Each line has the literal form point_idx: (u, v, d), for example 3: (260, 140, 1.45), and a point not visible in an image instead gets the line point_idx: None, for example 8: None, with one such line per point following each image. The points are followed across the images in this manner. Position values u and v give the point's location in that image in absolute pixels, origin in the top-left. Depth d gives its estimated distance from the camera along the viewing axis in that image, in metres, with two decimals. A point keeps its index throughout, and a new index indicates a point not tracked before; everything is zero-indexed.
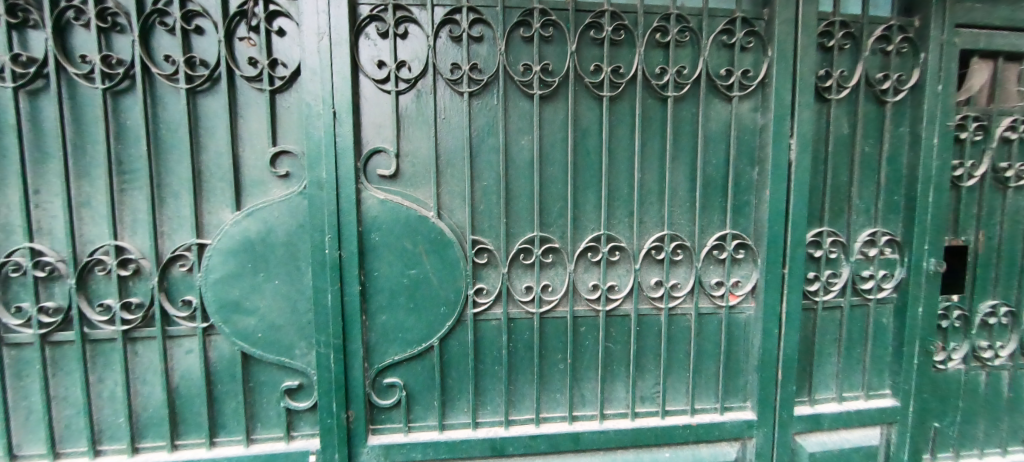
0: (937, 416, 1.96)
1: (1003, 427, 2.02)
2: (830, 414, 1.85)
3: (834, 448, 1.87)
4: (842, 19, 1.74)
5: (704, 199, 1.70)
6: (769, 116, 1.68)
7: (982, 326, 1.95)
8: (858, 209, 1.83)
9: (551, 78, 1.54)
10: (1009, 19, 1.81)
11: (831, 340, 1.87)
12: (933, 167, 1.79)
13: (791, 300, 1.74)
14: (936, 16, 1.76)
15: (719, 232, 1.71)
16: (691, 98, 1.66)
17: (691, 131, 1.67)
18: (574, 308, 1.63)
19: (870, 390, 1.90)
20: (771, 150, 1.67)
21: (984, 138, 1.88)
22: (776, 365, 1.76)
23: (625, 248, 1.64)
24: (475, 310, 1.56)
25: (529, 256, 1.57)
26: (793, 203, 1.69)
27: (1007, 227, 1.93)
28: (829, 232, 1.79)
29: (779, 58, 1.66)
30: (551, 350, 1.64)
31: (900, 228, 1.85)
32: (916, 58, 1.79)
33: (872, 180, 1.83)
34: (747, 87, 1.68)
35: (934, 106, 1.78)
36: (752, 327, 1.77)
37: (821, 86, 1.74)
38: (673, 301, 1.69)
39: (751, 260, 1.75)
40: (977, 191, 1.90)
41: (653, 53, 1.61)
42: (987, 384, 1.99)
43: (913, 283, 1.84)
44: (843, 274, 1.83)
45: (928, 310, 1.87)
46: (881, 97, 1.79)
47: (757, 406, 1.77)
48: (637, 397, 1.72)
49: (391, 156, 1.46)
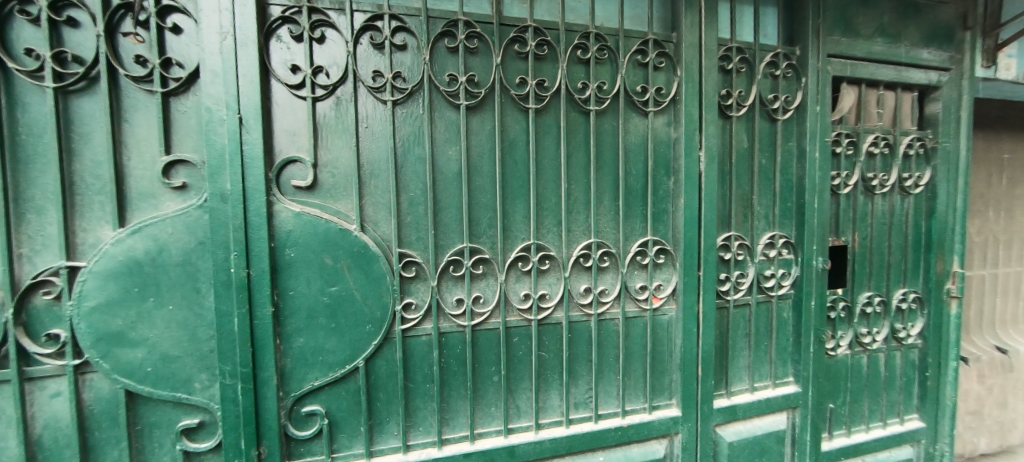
0: (831, 397, 2.20)
1: (882, 403, 2.32)
2: (744, 404, 2.00)
3: (748, 435, 2.03)
4: (738, 46, 1.95)
5: (627, 208, 1.78)
6: (680, 130, 1.82)
7: (862, 315, 2.24)
8: (759, 215, 2.03)
9: (476, 89, 1.54)
10: (869, 52, 2.12)
11: (743, 335, 2.03)
12: (816, 177, 2.04)
13: (706, 300, 1.87)
14: (813, 46, 2.02)
15: (641, 239, 1.81)
16: (611, 112, 1.75)
17: (612, 143, 1.76)
18: (507, 318, 1.62)
19: (776, 379, 2.10)
20: (683, 161, 1.81)
21: (855, 152, 2.18)
22: (696, 362, 1.88)
23: (554, 256, 1.67)
24: (404, 326, 1.49)
25: (459, 267, 1.54)
26: (703, 210, 1.84)
27: (875, 228, 2.24)
28: (736, 236, 1.97)
29: (687, 77, 1.81)
30: (485, 363, 1.61)
31: (793, 231, 2.08)
32: (799, 82, 2.05)
33: (769, 189, 2.04)
34: (661, 104, 1.81)
35: (815, 124, 2.04)
36: (674, 328, 1.88)
37: (724, 104, 1.93)
38: (601, 307, 1.75)
39: (670, 265, 1.86)
40: (852, 197, 2.19)
41: (575, 69, 1.69)
42: (868, 366, 2.27)
43: (806, 280, 2.07)
44: (749, 274, 2.01)
45: (819, 303, 2.10)
46: (772, 115, 2.02)
47: (681, 402, 1.87)
48: (571, 404, 1.74)
49: (307, 166, 1.37)
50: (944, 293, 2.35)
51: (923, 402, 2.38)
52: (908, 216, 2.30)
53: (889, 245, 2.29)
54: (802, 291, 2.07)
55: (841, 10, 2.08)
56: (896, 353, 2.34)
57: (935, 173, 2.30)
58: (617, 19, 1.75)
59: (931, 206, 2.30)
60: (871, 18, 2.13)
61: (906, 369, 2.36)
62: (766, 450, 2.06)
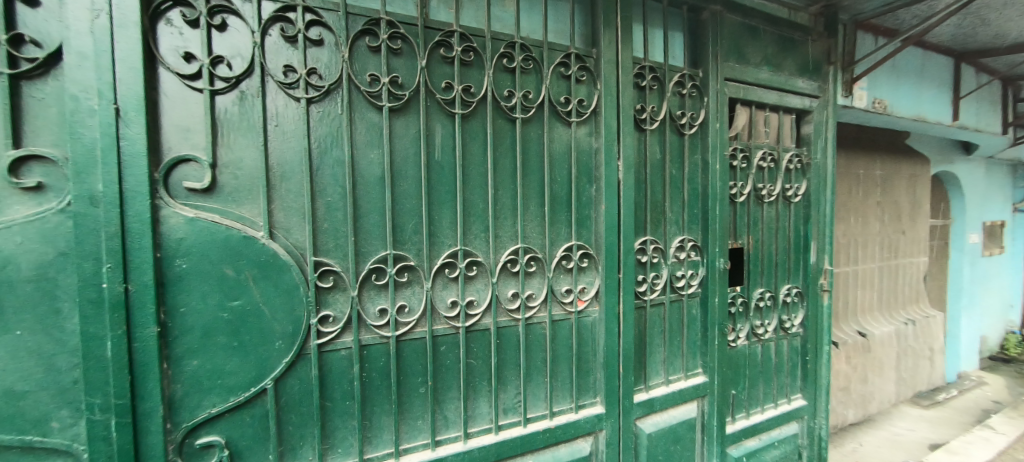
0: (733, 384, 2.44)
1: (774, 386, 2.62)
2: (661, 396, 2.15)
3: (665, 425, 2.17)
4: (651, 65, 2.12)
5: (552, 214, 1.83)
6: (601, 140, 1.92)
7: (757, 308, 2.52)
8: (670, 220, 2.20)
9: (400, 90, 1.50)
10: (758, 78, 2.41)
11: (659, 332, 2.18)
12: (717, 186, 2.27)
13: (626, 301, 1.98)
14: (713, 70, 2.26)
15: (566, 244, 1.87)
16: (536, 121, 1.80)
17: (537, 151, 1.80)
18: (434, 327, 1.58)
19: (688, 371, 2.27)
20: (604, 170, 1.91)
21: (747, 165, 2.46)
22: (618, 360, 1.98)
23: (482, 262, 1.66)
24: (320, 341, 1.38)
25: (382, 276, 1.47)
26: (622, 216, 1.95)
27: (765, 232, 2.54)
28: (651, 240, 2.11)
29: (606, 91, 1.92)
30: (410, 374, 1.55)
31: (700, 235, 2.28)
32: (702, 101, 2.27)
33: (679, 197, 2.23)
34: (583, 114, 1.89)
35: (715, 139, 2.27)
36: (597, 328, 1.96)
37: (639, 118, 2.07)
38: (529, 311, 1.78)
39: (593, 268, 1.94)
40: (746, 205, 2.46)
41: (501, 76, 1.70)
42: (762, 354, 2.56)
43: (711, 279, 2.28)
44: (663, 275, 2.17)
45: (722, 300, 2.33)
46: (680, 130, 2.21)
47: (605, 399, 1.95)
48: (500, 410, 1.74)
49: (204, 165, 1.23)
50: (818, 288, 2.73)
51: (805, 383, 2.74)
52: (790, 221, 2.65)
53: (776, 246, 2.60)
54: (708, 289, 2.28)
55: (735, 39, 2.34)
56: (783, 341, 2.66)
57: (810, 184, 2.67)
58: (541, 32, 1.81)
59: (807, 213, 2.66)
60: (758, 48, 2.43)
61: (792, 355, 2.70)
62: (680, 437, 2.22)
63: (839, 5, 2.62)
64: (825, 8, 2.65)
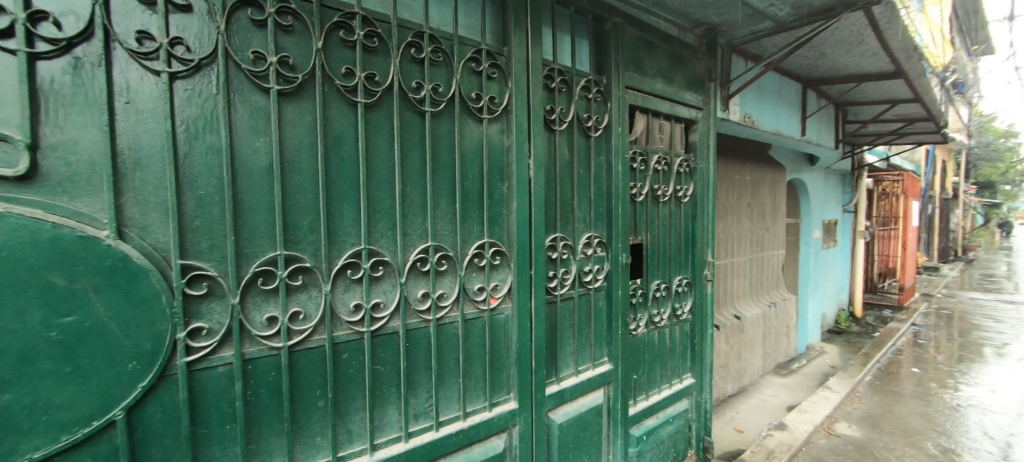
0: (635, 369, 2.62)
1: (669, 367, 2.88)
2: (571, 387, 2.23)
3: (575, 414, 2.26)
4: (559, 68, 2.18)
5: (464, 211, 1.80)
6: (512, 138, 1.93)
7: (654, 298, 2.75)
8: (578, 218, 2.29)
9: (292, 73, 1.34)
10: (653, 88, 2.63)
11: (569, 326, 2.26)
12: (620, 186, 2.42)
13: (537, 296, 2.02)
14: (615, 78, 2.40)
15: (478, 242, 1.84)
16: (447, 115, 1.74)
17: (448, 146, 1.75)
18: (334, 333, 1.45)
19: (595, 361, 2.40)
20: (515, 167, 1.92)
21: (645, 167, 2.67)
22: (530, 355, 2.01)
23: (389, 262, 1.57)
24: (190, 358, 1.19)
25: (271, 279, 1.32)
26: (533, 214, 1.99)
27: (660, 228, 2.78)
28: (560, 237, 2.18)
29: (516, 90, 1.93)
30: (307, 387, 1.41)
31: (605, 232, 2.42)
32: (605, 106, 2.40)
33: (586, 196, 2.33)
34: (494, 112, 1.88)
35: (618, 142, 2.42)
36: (509, 325, 1.97)
37: (549, 119, 2.12)
38: (440, 312, 1.72)
39: (506, 265, 1.94)
40: (645, 204, 2.67)
41: (409, 67, 1.62)
42: (659, 340, 2.79)
43: (615, 273, 2.43)
44: (572, 270, 2.25)
45: (624, 292, 2.50)
46: (587, 132, 2.32)
47: (518, 395, 1.97)
48: (410, 416, 1.66)
49: (19, 147, 0.97)
50: (703, 278, 3.07)
51: (693, 363, 3.05)
52: (681, 219, 2.93)
53: (670, 242, 2.86)
54: (612, 282, 2.42)
55: (634, 51, 2.52)
56: (676, 327, 2.93)
57: (696, 186, 2.98)
58: (451, 25, 1.76)
59: (695, 211, 2.97)
60: (653, 61, 2.65)
61: (683, 339, 2.99)
62: (588, 424, 2.33)
63: (717, 30, 2.96)
64: (707, 31, 2.98)
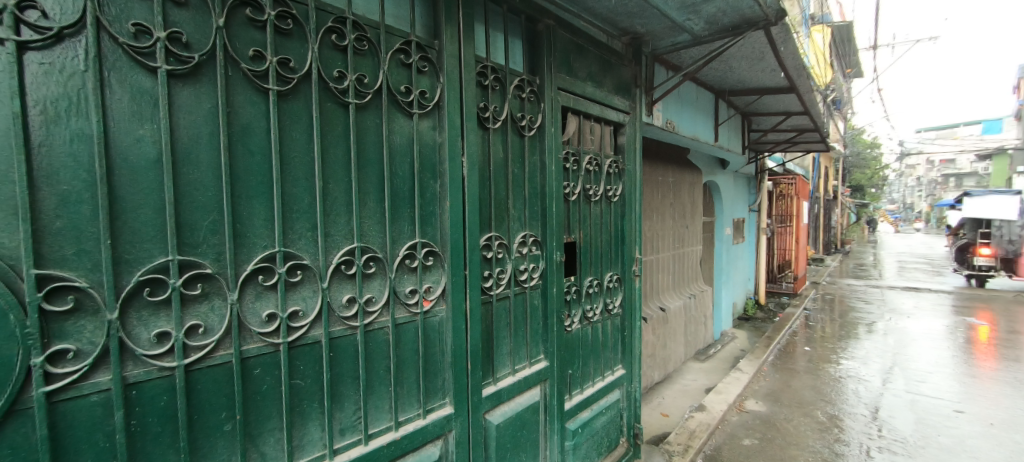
0: (570, 365, 2.68)
1: (602, 360, 2.98)
2: (508, 387, 2.21)
3: (512, 413, 2.25)
4: (493, 65, 2.15)
5: (393, 210, 1.70)
6: (444, 135, 1.87)
7: (587, 294, 2.82)
8: (513, 217, 2.28)
9: (186, 52, 1.17)
10: (584, 91, 2.70)
11: (505, 325, 2.24)
12: (553, 186, 2.45)
13: (472, 297, 1.98)
14: (548, 79, 2.43)
15: (410, 242, 1.76)
16: (374, 108, 1.64)
17: (375, 142, 1.65)
18: (243, 347, 1.30)
19: (531, 359, 2.41)
20: (447, 165, 1.86)
21: (578, 168, 2.73)
22: (466, 357, 1.96)
23: (308, 266, 1.44)
24: (51, 387, 1.00)
25: (162, 289, 1.14)
26: (467, 212, 1.94)
27: (592, 227, 2.87)
28: (495, 236, 2.15)
29: (448, 85, 1.87)
30: (210, 410, 1.24)
31: (539, 231, 2.43)
32: (538, 106, 2.42)
33: (520, 195, 2.33)
34: (425, 107, 1.81)
35: (551, 142, 2.45)
36: (443, 328, 1.90)
37: (482, 116, 2.09)
38: (368, 318, 1.61)
39: (439, 266, 1.88)
40: (578, 203, 2.73)
41: (330, 54, 1.50)
42: (592, 334, 2.88)
43: (549, 271, 2.46)
44: (508, 269, 2.24)
45: (559, 290, 2.53)
46: (521, 131, 2.32)
47: (453, 399, 1.92)
48: (335, 431, 1.54)
49: None
50: (632, 273, 3.23)
51: (623, 355, 3.19)
52: (611, 217, 3.04)
53: (601, 239, 2.96)
54: (547, 281, 2.45)
55: (565, 54, 2.56)
56: (608, 322, 3.04)
57: (624, 186, 3.12)
58: (377, 13, 1.66)
59: (623, 210, 3.11)
60: (584, 65, 2.72)
61: (614, 332, 3.11)
62: (525, 422, 2.33)
63: (642, 39, 3.11)
64: (633, 40, 3.13)
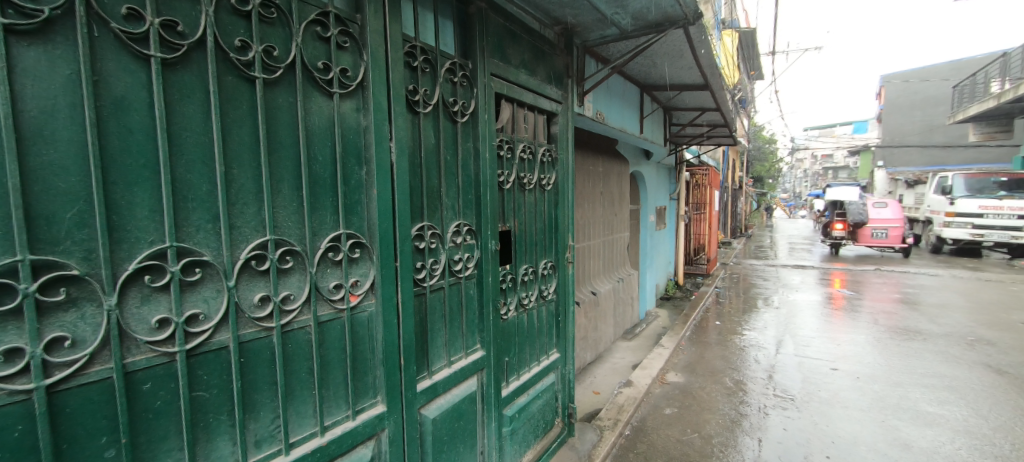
0: (507, 352, 2.68)
1: (537, 345, 3.03)
2: (443, 379, 2.16)
3: (448, 405, 2.20)
4: (422, 46, 2.04)
5: (313, 199, 1.56)
6: (369, 118, 1.74)
7: (523, 282, 2.84)
8: (446, 205, 2.21)
9: (32, 4, 0.97)
10: (518, 79, 2.67)
11: (440, 316, 2.18)
12: (487, 173, 2.41)
13: (404, 290, 1.89)
14: (480, 63, 2.36)
15: (333, 233, 1.62)
16: (286, 86, 1.47)
17: (289, 124, 1.49)
18: (128, 359, 1.12)
19: (467, 349, 2.37)
20: (374, 150, 1.74)
21: (512, 156, 2.71)
22: (398, 353, 1.88)
23: (209, 263, 1.26)
24: None
25: (8, 297, 0.95)
26: (397, 201, 1.83)
27: (527, 215, 2.87)
28: (428, 226, 2.07)
29: (373, 64, 1.74)
30: (85, 435, 1.06)
31: (473, 220, 2.38)
32: (471, 91, 2.35)
33: (453, 183, 2.26)
34: (347, 86, 1.66)
35: (484, 129, 2.40)
36: (373, 323, 1.79)
37: (411, 100, 1.97)
38: (285, 317, 1.47)
39: (367, 258, 1.76)
40: (512, 192, 2.71)
41: (230, 20, 1.31)
42: (527, 321, 2.91)
43: (484, 260, 2.42)
44: (442, 260, 2.16)
45: (494, 279, 2.51)
46: (453, 117, 2.24)
47: (386, 396, 1.83)
48: (250, 443, 1.40)
49: None
50: (565, 260, 3.30)
51: (557, 339, 3.27)
52: (545, 206, 3.07)
53: (536, 227, 2.99)
54: (482, 270, 2.41)
55: (498, 39, 2.50)
56: (543, 307, 3.09)
57: (557, 175, 3.16)
58: None
59: (557, 198, 3.15)
60: (517, 52, 2.68)
61: (549, 318, 3.17)
62: (461, 413, 2.30)
63: (573, 30, 3.15)
64: (565, 30, 3.14)
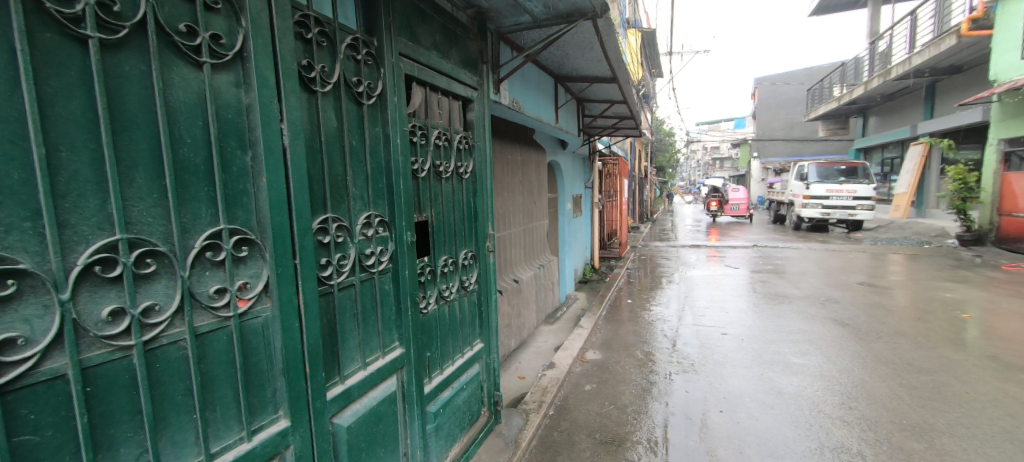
0: (428, 348, 2.57)
1: (460, 336, 2.96)
2: (358, 383, 2.00)
3: (364, 410, 2.05)
4: (316, 16, 1.81)
5: (181, 189, 1.31)
6: (253, 95, 1.50)
7: (443, 274, 2.74)
8: (354, 195, 2.02)
9: None
10: (430, 61, 2.52)
11: (351, 316, 2.00)
12: (399, 161, 2.26)
13: (306, 289, 1.69)
14: (386, 41, 2.17)
15: (212, 229, 1.39)
16: (134, 50, 1.20)
17: (141, 98, 1.22)
18: None
19: (385, 348, 2.22)
20: (260, 132, 1.51)
21: (426, 143, 2.57)
22: (303, 360, 1.68)
23: (30, 273, 1.02)
24: None
25: None
26: (293, 191, 1.62)
27: (444, 204, 2.76)
28: (333, 218, 1.88)
29: (255, 32, 1.50)
30: None
31: (386, 210, 2.22)
32: (378, 72, 2.16)
33: (361, 171, 2.07)
34: (221, 57, 1.41)
35: (394, 113, 2.23)
36: (270, 330, 1.58)
37: (306, 76, 1.75)
38: (150, 332, 1.23)
39: (258, 256, 1.53)
40: (427, 180, 2.58)
41: None
42: (449, 314, 2.82)
43: (400, 253, 2.27)
44: (350, 255, 1.98)
45: (411, 272, 2.37)
46: (358, 99, 2.04)
47: (289, 410, 1.63)
48: None
49: None
50: (485, 249, 3.25)
51: (481, 329, 3.23)
52: (463, 194, 2.98)
53: (454, 217, 2.88)
54: (397, 264, 2.27)
55: (406, 17, 2.33)
56: (464, 298, 3.02)
57: (475, 163, 3.08)
58: None
59: (475, 187, 3.08)
60: (427, 32, 2.52)
61: (471, 308, 3.10)
62: (380, 416, 2.16)
63: (486, 14, 3.06)
64: (477, 14, 3.05)
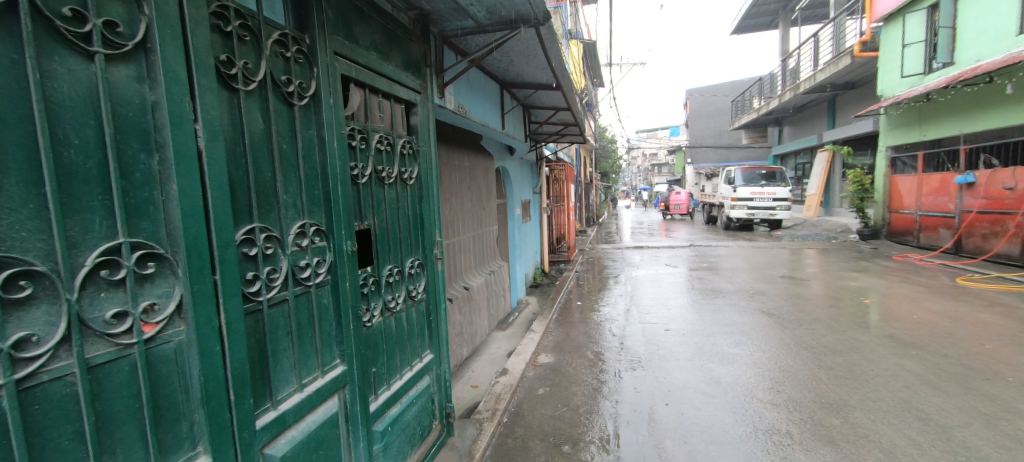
0: (373, 363, 2.43)
1: (409, 348, 2.83)
2: (293, 407, 1.84)
3: (301, 436, 1.88)
4: (236, 8, 1.65)
5: (68, 198, 1.13)
6: (159, 92, 1.32)
7: (388, 284, 2.61)
8: (285, 203, 1.87)
9: None
10: (368, 62, 2.40)
11: (284, 334, 1.84)
12: (337, 166, 2.12)
13: (229, 307, 1.52)
14: (320, 39, 2.03)
15: (107, 244, 1.20)
16: (2, 35, 1.03)
17: (10, 94, 1.05)
18: None
19: (324, 366, 2.06)
20: (169, 133, 1.33)
21: (366, 147, 2.44)
22: (226, 387, 1.51)
23: None
24: None
25: None
26: (211, 199, 1.45)
27: (388, 211, 2.63)
28: (260, 227, 1.71)
29: (161, 20, 1.33)
30: None
31: (323, 219, 2.07)
32: (310, 71, 2.02)
33: (293, 176, 1.92)
34: (119, 48, 1.23)
35: (330, 115, 2.10)
36: (185, 356, 1.39)
37: (225, 73, 1.59)
38: (25, 368, 1.06)
39: (169, 272, 1.34)
40: (368, 186, 2.45)
41: None
42: (396, 325, 2.69)
43: (339, 263, 2.13)
44: (282, 268, 1.82)
45: (352, 283, 2.23)
46: (289, 99, 1.89)
47: (211, 445, 1.45)
48: None
49: None
50: (433, 257, 3.15)
51: (430, 340, 3.11)
52: (408, 201, 2.87)
53: (399, 224, 2.76)
54: (338, 275, 2.12)
55: (342, 14, 2.20)
56: (412, 308, 2.90)
57: (419, 168, 2.98)
58: None
59: (420, 193, 2.98)
60: (366, 32, 2.40)
61: (419, 318, 2.99)
62: (321, 440, 2.00)
63: (428, 17, 2.99)
64: (420, 16, 2.96)
